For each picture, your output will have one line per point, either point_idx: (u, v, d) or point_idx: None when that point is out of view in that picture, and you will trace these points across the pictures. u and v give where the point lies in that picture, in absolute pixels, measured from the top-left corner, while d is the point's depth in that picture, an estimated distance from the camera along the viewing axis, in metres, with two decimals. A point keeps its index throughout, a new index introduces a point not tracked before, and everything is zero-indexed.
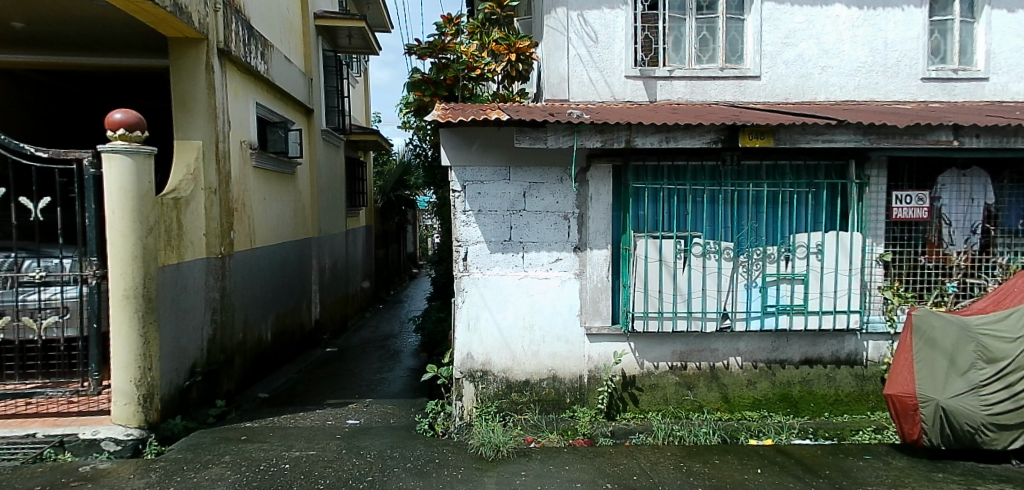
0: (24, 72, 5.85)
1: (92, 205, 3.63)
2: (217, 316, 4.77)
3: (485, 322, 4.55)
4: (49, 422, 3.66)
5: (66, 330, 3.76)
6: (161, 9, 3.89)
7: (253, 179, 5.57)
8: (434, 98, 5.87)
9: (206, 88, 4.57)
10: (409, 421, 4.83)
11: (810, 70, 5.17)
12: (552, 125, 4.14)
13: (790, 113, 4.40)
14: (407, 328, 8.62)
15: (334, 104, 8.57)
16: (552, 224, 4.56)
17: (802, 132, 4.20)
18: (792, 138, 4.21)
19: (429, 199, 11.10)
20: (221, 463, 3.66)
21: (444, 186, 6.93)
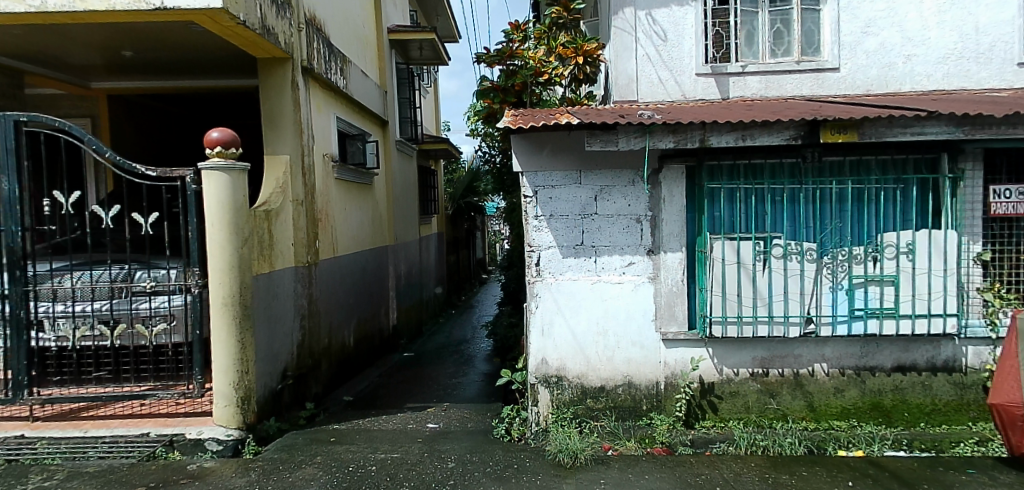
0: (134, 97, 6.34)
1: (194, 219, 3.87)
2: (306, 321, 5.00)
3: (559, 328, 4.53)
4: (161, 422, 3.92)
5: (174, 336, 3.98)
6: (251, 32, 4.12)
7: (335, 190, 5.81)
8: (503, 105, 5.87)
9: (292, 103, 4.79)
10: (485, 426, 4.89)
11: (894, 60, 4.88)
12: (623, 127, 4.07)
13: (873, 106, 4.14)
14: (479, 333, 8.72)
15: (406, 115, 8.81)
16: (624, 228, 4.49)
17: (889, 125, 3.94)
18: (877, 131, 3.95)
19: (496, 205, 11.21)
20: (314, 464, 3.82)
21: (512, 192, 6.98)
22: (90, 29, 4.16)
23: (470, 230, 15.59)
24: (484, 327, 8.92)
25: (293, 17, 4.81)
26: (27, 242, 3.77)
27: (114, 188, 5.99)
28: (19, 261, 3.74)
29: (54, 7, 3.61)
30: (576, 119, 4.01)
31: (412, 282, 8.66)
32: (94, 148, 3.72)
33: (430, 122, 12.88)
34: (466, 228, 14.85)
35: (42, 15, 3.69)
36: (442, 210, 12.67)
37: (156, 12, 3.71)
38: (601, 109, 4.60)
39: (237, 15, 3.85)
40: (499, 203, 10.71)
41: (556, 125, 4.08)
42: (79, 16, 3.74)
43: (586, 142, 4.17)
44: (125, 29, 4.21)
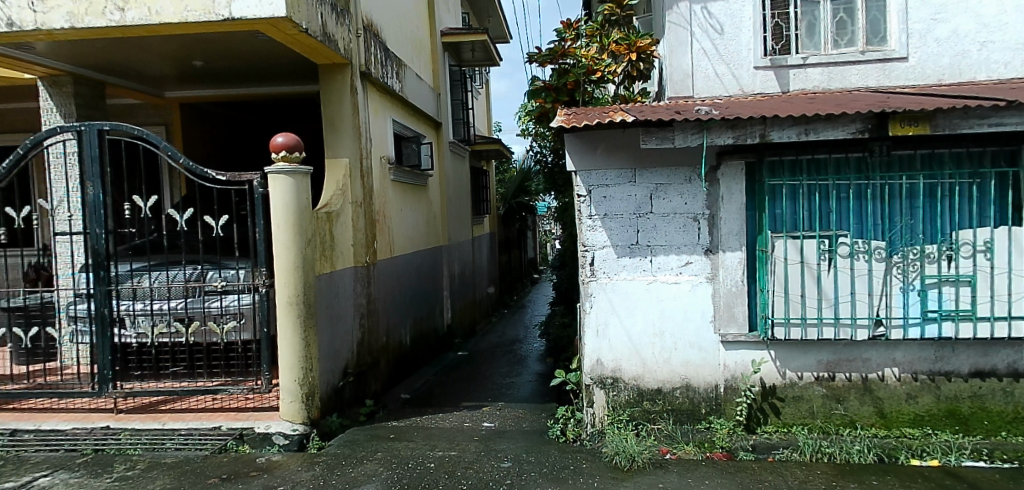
0: (205, 105, 6.63)
1: (261, 222, 4.02)
2: (365, 320, 5.11)
3: (614, 329, 4.47)
4: (231, 416, 4.08)
5: (243, 333, 4.14)
6: (312, 39, 4.23)
7: (392, 191, 5.93)
8: (555, 104, 5.86)
9: (351, 108, 4.91)
10: (540, 426, 4.88)
11: (968, 47, 4.59)
12: (679, 124, 3.96)
13: (946, 96, 3.90)
14: (531, 333, 8.72)
15: (459, 116, 8.90)
16: (680, 226, 4.39)
17: (963, 116, 3.71)
18: (951, 123, 3.73)
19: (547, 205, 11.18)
20: (375, 460, 3.90)
21: (564, 191, 6.94)
22: (165, 41, 4.37)
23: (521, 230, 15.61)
24: (537, 327, 8.90)
25: (352, 23, 4.93)
26: (110, 243, 3.95)
27: (188, 192, 6.26)
28: (103, 262, 3.92)
29: (133, 21, 3.81)
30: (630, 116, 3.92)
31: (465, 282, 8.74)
32: (169, 155, 3.92)
33: (482, 123, 12.97)
34: (517, 228, 14.87)
35: (122, 29, 3.89)
36: (494, 210, 12.73)
37: (225, 23, 3.86)
38: (656, 106, 4.50)
39: (299, 23, 3.97)
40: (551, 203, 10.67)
41: (610, 123, 4.01)
42: (155, 30, 3.93)
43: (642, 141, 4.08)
44: (195, 40, 4.39)
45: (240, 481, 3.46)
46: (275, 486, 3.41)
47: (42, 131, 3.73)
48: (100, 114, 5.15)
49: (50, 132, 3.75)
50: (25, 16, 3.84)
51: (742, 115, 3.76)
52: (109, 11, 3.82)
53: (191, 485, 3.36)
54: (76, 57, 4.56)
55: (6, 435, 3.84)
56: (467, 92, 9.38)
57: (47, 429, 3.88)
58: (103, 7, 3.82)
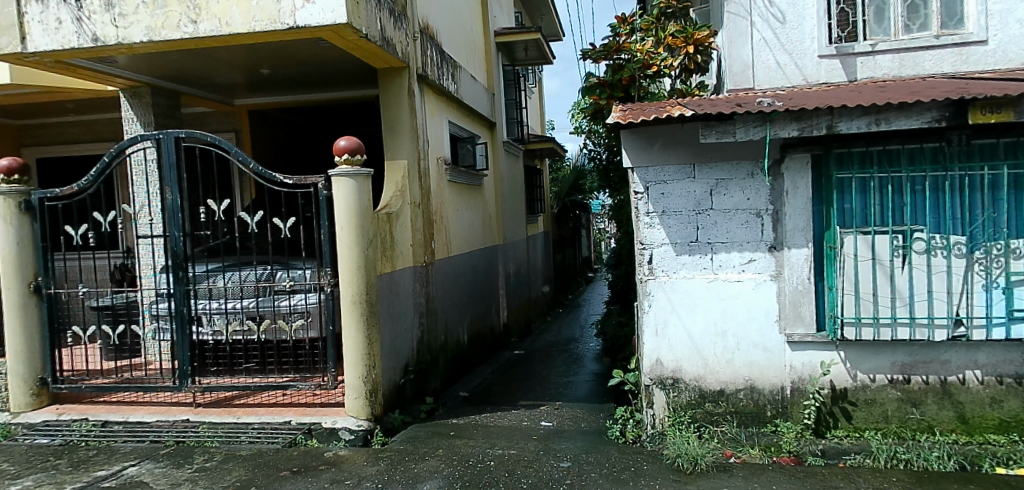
0: (272, 112, 6.89)
1: (326, 223, 4.14)
2: (424, 319, 5.19)
3: (674, 328, 4.37)
4: (300, 411, 4.22)
5: (309, 331, 4.28)
6: (372, 44, 4.33)
7: (449, 192, 6.00)
8: (610, 100, 5.80)
9: (408, 111, 4.98)
10: (599, 426, 4.82)
11: None
12: (741, 117, 3.83)
13: None
14: (587, 332, 8.64)
15: (513, 116, 8.93)
16: (743, 223, 4.24)
17: None
18: None
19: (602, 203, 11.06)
20: (437, 456, 3.95)
21: (619, 190, 6.85)
22: (235, 51, 4.56)
23: (576, 229, 15.52)
24: (593, 327, 8.82)
25: (409, 27, 5.01)
26: (187, 246, 4.13)
27: (256, 195, 6.51)
28: (181, 263, 4.10)
29: (205, 33, 3.99)
30: (689, 110, 3.81)
31: (520, 280, 8.76)
32: (240, 160, 4.09)
33: (536, 122, 12.98)
34: (572, 227, 14.77)
35: (196, 41, 4.08)
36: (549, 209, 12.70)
37: (290, 31, 3.99)
38: (715, 98, 4.35)
39: (359, 28, 4.06)
40: (606, 201, 10.55)
41: (668, 118, 3.89)
42: (226, 40, 4.11)
43: (702, 135, 3.99)
44: (263, 49, 4.56)
45: (310, 474, 3.58)
46: (342, 480, 3.50)
47: (124, 140, 3.93)
48: (175, 123, 5.43)
49: (132, 141, 3.96)
50: (108, 31, 4.07)
51: (808, 105, 3.59)
52: (184, 23, 4.00)
53: (264, 477, 3.49)
54: (153, 68, 4.82)
55: (98, 426, 4.10)
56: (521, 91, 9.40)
57: (134, 421, 4.11)
58: (178, 20, 4.01)
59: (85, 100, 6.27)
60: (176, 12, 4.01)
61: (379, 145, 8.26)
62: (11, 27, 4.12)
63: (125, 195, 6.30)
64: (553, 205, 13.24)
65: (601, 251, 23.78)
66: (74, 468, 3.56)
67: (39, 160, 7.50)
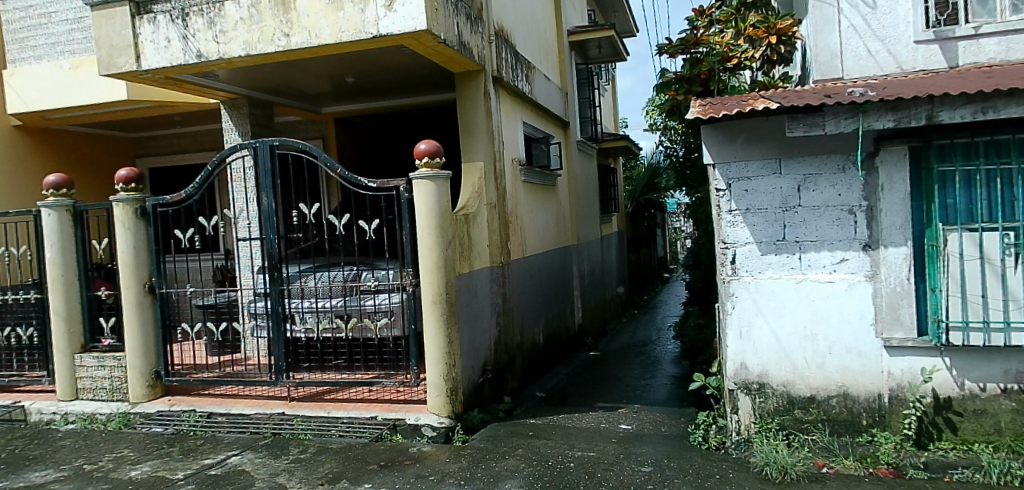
0: (357, 119, 7.18)
1: (408, 224, 4.27)
2: (501, 319, 5.24)
3: (760, 331, 4.14)
4: (385, 407, 4.36)
5: (393, 329, 4.43)
6: (451, 49, 4.42)
7: (524, 192, 6.02)
8: (688, 96, 5.58)
9: (484, 112, 5.03)
10: (680, 431, 4.68)
11: None
12: (830, 108, 3.55)
13: None
14: (665, 335, 8.43)
15: (587, 114, 8.87)
16: (834, 220, 3.96)
17: None
18: None
19: (678, 201, 10.77)
20: (517, 456, 3.96)
21: (697, 188, 6.65)
22: (323, 62, 4.76)
23: (651, 228, 15.19)
24: (670, 329, 8.60)
25: (484, 31, 5.07)
26: (281, 247, 4.34)
27: (340, 199, 6.79)
28: (276, 264, 4.32)
29: (297, 45, 4.19)
30: (774, 103, 3.59)
31: (594, 280, 8.68)
32: (328, 165, 4.28)
33: (609, 120, 12.86)
34: (646, 227, 14.49)
35: (288, 53, 4.29)
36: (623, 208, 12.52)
37: (374, 40, 4.13)
38: (800, 89, 4.07)
39: (439, 34, 4.13)
40: (682, 200, 10.26)
41: (750, 112, 3.70)
42: (317, 51, 4.30)
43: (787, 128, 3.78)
44: (349, 58, 4.75)
45: (396, 468, 3.68)
46: (427, 476, 3.57)
47: (225, 149, 4.18)
48: (270, 132, 5.74)
49: (233, 149, 4.21)
50: (210, 47, 4.35)
51: (905, 95, 3.29)
52: (278, 37, 4.22)
53: (354, 470, 3.62)
54: (249, 81, 5.12)
55: (204, 417, 4.39)
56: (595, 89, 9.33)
57: (236, 413, 4.37)
58: (273, 34, 4.23)
59: (189, 113, 6.74)
60: (271, 27, 4.23)
61: (456, 148, 8.43)
62: (128, 47, 4.49)
63: (224, 201, 6.74)
64: (628, 204, 13.06)
65: (675, 250, 23.18)
66: (185, 455, 3.83)
67: (150, 169, 8.15)
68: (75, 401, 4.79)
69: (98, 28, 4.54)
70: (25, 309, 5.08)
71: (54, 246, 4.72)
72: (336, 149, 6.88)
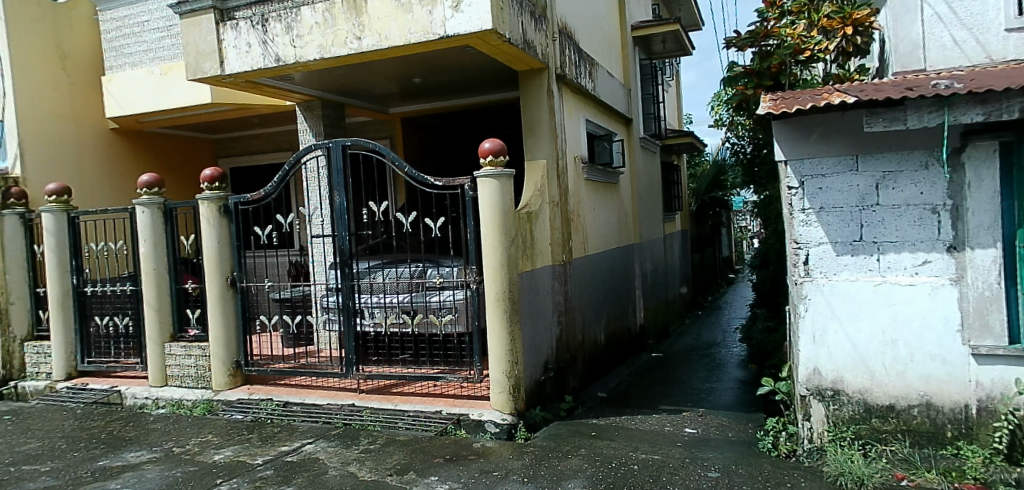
0: (423, 119, 7.32)
1: (472, 222, 4.31)
2: (563, 317, 5.23)
3: (835, 335, 3.88)
4: (449, 402, 4.44)
5: (457, 326, 4.50)
6: (516, 48, 4.43)
7: (585, 190, 5.97)
8: (757, 90, 5.43)
9: (547, 110, 5.04)
10: (748, 437, 4.52)
11: None
12: (912, 101, 3.26)
13: None
14: (731, 337, 8.19)
15: (651, 111, 8.73)
16: (915, 220, 3.65)
17: None
18: None
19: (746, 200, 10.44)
20: (580, 456, 3.95)
21: (766, 186, 6.42)
22: (391, 63, 4.87)
23: (716, 227, 14.79)
24: (736, 332, 8.35)
25: (548, 28, 5.06)
26: (351, 244, 4.49)
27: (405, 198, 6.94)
28: (347, 260, 4.48)
29: (369, 47, 4.31)
30: (851, 97, 3.37)
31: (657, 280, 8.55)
32: (396, 164, 4.38)
33: (674, 116, 12.63)
34: (712, 226, 14.12)
35: (359, 56, 4.41)
36: (687, 207, 12.27)
37: (441, 41, 4.19)
38: (879, 82, 3.79)
39: (504, 33, 4.15)
40: (749, 197, 9.95)
41: (826, 107, 3.48)
42: (387, 53, 4.40)
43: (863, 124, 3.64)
44: (417, 59, 4.85)
45: (461, 463, 3.73)
46: (491, 471, 3.61)
47: (300, 149, 4.37)
48: (341, 132, 5.92)
49: (307, 150, 4.38)
50: (288, 51, 4.52)
51: (997, 86, 3.04)
52: (349, 40, 4.36)
53: (421, 462, 3.70)
54: (322, 84, 5.31)
55: (281, 406, 4.60)
56: (659, 85, 9.17)
57: (309, 403, 4.57)
58: (345, 37, 4.37)
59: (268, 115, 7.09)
60: (344, 30, 4.37)
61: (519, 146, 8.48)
62: (212, 53, 4.73)
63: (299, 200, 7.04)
64: (692, 203, 12.86)
65: (738, 249, 22.47)
66: (263, 442, 4.02)
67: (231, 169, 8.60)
68: (165, 387, 5.11)
69: (186, 35, 4.81)
70: (121, 300, 5.50)
71: (147, 242, 5.05)
72: (402, 149, 7.05)
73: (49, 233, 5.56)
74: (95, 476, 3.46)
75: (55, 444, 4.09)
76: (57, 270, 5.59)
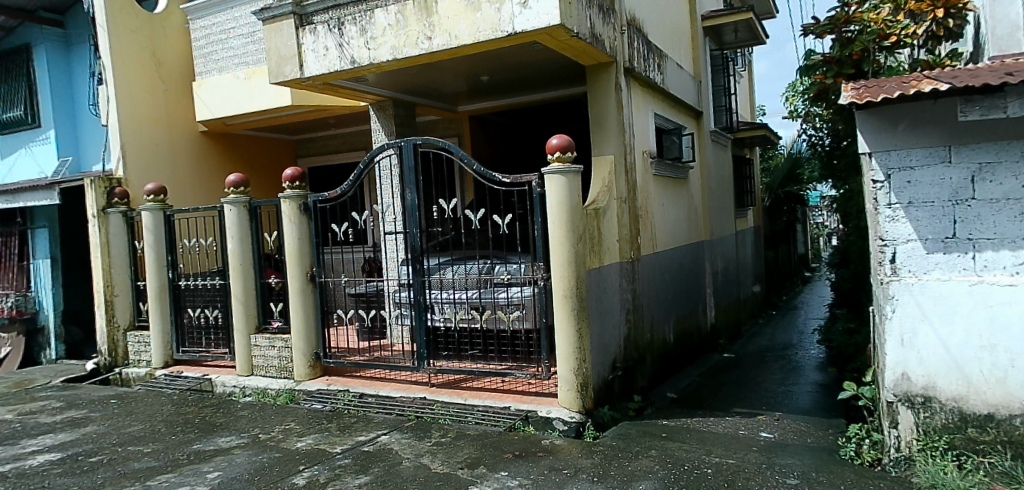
0: (490, 116, 7.38)
1: (539, 219, 4.30)
2: (631, 316, 5.15)
3: (925, 338, 3.45)
4: (517, 398, 4.47)
5: (524, 322, 4.50)
6: (583, 42, 4.37)
7: (653, 185, 5.85)
8: (837, 79, 5.19)
9: (615, 105, 4.96)
10: (829, 443, 4.31)
11: None
12: (1015, 88, 3.00)
13: None
14: (808, 339, 7.85)
15: (722, 103, 8.47)
16: (1017, 215, 3.25)
17: None
18: None
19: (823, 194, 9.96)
20: (650, 457, 3.88)
21: (847, 179, 6.09)
22: (460, 61, 4.91)
23: (791, 223, 14.18)
24: (814, 333, 7.99)
25: (617, 21, 4.98)
26: (422, 241, 4.59)
27: (472, 195, 6.99)
28: (418, 257, 4.59)
29: (439, 47, 4.37)
30: (944, 84, 3.08)
31: (728, 278, 8.28)
32: (464, 161, 4.42)
33: (745, 108, 12.20)
34: (786, 222, 13.56)
35: (430, 55, 4.49)
36: (760, 202, 11.83)
37: (509, 38, 4.19)
38: (974, 67, 3.49)
39: (572, 27, 4.10)
40: (827, 191, 9.49)
41: (915, 95, 3.16)
42: (455, 52, 4.45)
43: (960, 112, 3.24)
44: (485, 57, 4.87)
45: (531, 459, 3.74)
46: (560, 469, 3.59)
47: (374, 148, 4.50)
48: (411, 131, 6.04)
49: (380, 149, 4.51)
50: (362, 53, 4.66)
51: None
52: (421, 40, 4.43)
53: (491, 457, 3.74)
54: (393, 84, 5.44)
55: (356, 397, 4.76)
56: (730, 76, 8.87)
57: (383, 395, 4.71)
58: (416, 38, 4.45)
59: (344, 116, 7.35)
60: (415, 30, 4.45)
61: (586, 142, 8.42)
62: (292, 57, 4.93)
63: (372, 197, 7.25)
64: (765, 198, 12.41)
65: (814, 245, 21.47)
66: (341, 431, 4.17)
67: (308, 169, 8.97)
68: (251, 377, 5.39)
69: (268, 40, 5.03)
70: (211, 294, 5.82)
71: (235, 238, 5.33)
72: (469, 146, 7.13)
73: (149, 231, 5.97)
74: (191, 458, 3.69)
75: (155, 427, 4.40)
76: (155, 264, 5.97)
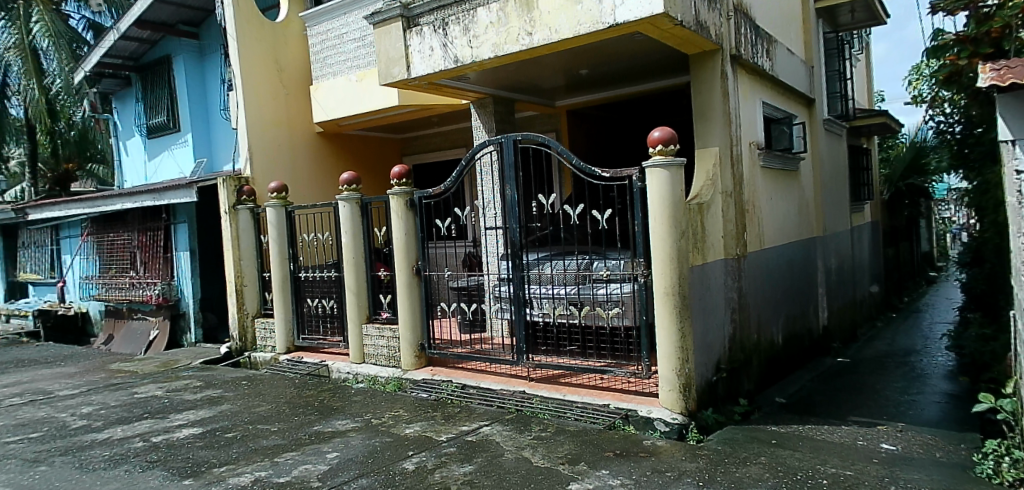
0: (588, 110, 7.32)
1: (640, 214, 4.21)
2: (737, 315, 4.95)
3: None
4: (617, 396, 4.41)
5: (624, 319, 4.45)
6: (687, 30, 4.21)
7: (761, 180, 5.57)
8: (972, 60, 4.62)
9: (721, 94, 4.76)
10: (962, 459, 3.94)
11: None
12: None
13: None
14: (935, 345, 7.21)
15: (836, 89, 7.93)
16: None
17: None
18: None
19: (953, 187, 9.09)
20: (759, 464, 3.71)
21: (983, 170, 5.51)
22: (558, 56, 4.90)
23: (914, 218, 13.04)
24: (943, 339, 7.33)
25: (724, 7, 4.78)
26: (520, 236, 4.63)
27: (570, 192, 7.00)
28: (517, 252, 4.65)
29: (539, 42, 4.38)
30: None
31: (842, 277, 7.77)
32: (563, 156, 4.40)
33: (861, 94, 11.37)
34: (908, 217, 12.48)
35: (530, 51, 4.51)
36: (878, 196, 10.99)
37: (610, 30, 4.12)
38: None
39: (676, 16, 3.96)
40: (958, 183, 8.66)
41: None
42: (555, 46, 4.43)
43: None
44: (584, 50, 4.83)
45: (632, 459, 3.69)
46: (663, 471, 3.51)
47: (475, 145, 4.59)
48: (510, 127, 6.10)
49: (481, 146, 4.60)
50: (465, 52, 4.76)
51: None
52: (521, 36, 4.47)
53: (592, 454, 3.73)
54: (493, 81, 5.52)
55: (459, 388, 4.91)
56: (845, 60, 8.29)
57: (484, 387, 4.82)
58: (517, 34, 4.48)
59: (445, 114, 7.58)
60: (516, 27, 4.49)
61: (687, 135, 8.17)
62: (400, 58, 5.13)
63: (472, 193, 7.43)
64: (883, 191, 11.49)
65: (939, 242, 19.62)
66: (446, 420, 4.33)
67: (411, 166, 9.32)
68: (363, 364, 5.70)
69: (378, 43, 5.27)
70: (327, 285, 6.21)
71: (348, 234, 5.64)
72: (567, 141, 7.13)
73: (273, 226, 6.43)
74: (312, 438, 3.96)
75: (279, 408, 4.77)
76: (279, 257, 6.44)
